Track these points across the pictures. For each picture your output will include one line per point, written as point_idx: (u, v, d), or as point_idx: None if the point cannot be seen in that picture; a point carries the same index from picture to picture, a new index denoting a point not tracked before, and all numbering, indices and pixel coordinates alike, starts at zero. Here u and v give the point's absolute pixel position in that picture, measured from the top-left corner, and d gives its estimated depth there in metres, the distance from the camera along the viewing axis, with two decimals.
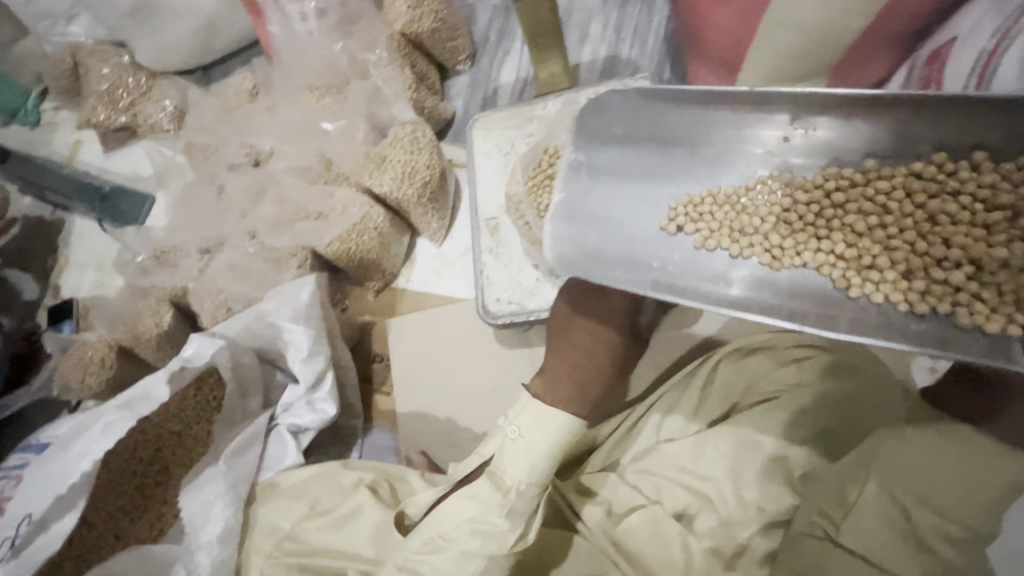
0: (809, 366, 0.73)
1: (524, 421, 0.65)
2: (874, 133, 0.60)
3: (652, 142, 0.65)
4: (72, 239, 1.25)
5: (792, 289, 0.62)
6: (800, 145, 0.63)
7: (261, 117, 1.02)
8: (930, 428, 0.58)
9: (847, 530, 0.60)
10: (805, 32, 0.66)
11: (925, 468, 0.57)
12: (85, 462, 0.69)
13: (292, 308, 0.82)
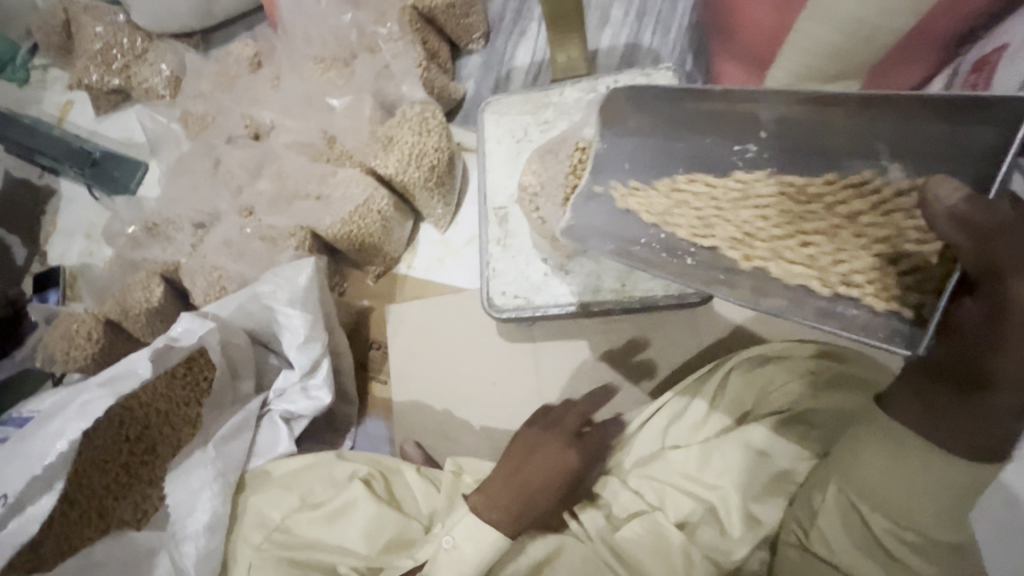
0: (823, 378, 0.71)
1: (459, 531, 0.64)
2: (844, 125, 0.52)
3: (667, 135, 0.61)
4: (59, 204, 1.20)
5: (758, 286, 0.50)
6: (786, 136, 0.56)
7: (264, 87, 0.97)
8: (884, 437, 0.55)
9: (816, 537, 0.60)
10: (844, 29, 0.63)
11: (890, 480, 0.54)
12: (62, 442, 0.65)
13: (288, 291, 0.79)
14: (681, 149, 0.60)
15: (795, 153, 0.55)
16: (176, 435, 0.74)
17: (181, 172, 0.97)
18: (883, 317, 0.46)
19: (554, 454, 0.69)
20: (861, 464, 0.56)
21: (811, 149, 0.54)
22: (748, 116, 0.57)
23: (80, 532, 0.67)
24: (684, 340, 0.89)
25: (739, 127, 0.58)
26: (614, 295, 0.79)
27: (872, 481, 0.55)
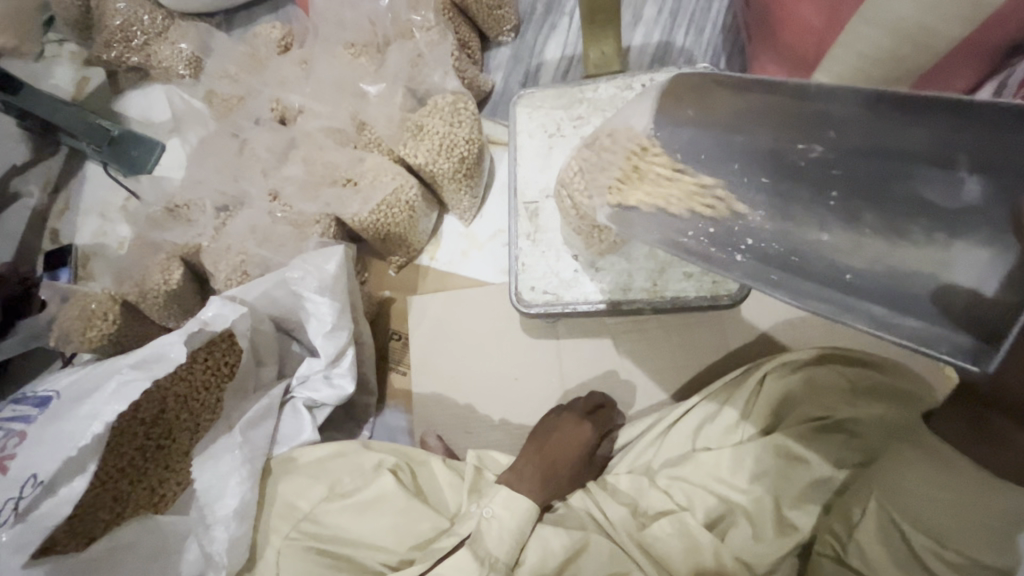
0: (865, 388, 0.72)
1: (497, 501, 0.69)
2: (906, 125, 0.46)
3: (720, 122, 0.55)
4: (73, 182, 1.18)
5: (806, 290, 0.44)
6: (861, 130, 0.48)
7: (293, 71, 0.96)
8: (925, 460, 0.57)
9: (855, 554, 0.62)
10: (896, 35, 0.63)
11: (929, 496, 0.56)
12: (96, 424, 0.64)
13: (317, 279, 0.78)
14: (743, 145, 0.53)
15: (865, 156, 0.48)
16: (197, 419, 0.71)
17: (205, 154, 0.96)
18: (949, 328, 0.39)
19: (572, 431, 0.79)
20: (906, 479, 0.58)
21: (873, 150, 0.47)
22: (816, 116, 0.51)
23: (93, 515, 0.64)
24: (709, 342, 0.89)
25: (800, 125, 0.51)
26: (645, 294, 0.79)
27: (916, 500, 0.57)
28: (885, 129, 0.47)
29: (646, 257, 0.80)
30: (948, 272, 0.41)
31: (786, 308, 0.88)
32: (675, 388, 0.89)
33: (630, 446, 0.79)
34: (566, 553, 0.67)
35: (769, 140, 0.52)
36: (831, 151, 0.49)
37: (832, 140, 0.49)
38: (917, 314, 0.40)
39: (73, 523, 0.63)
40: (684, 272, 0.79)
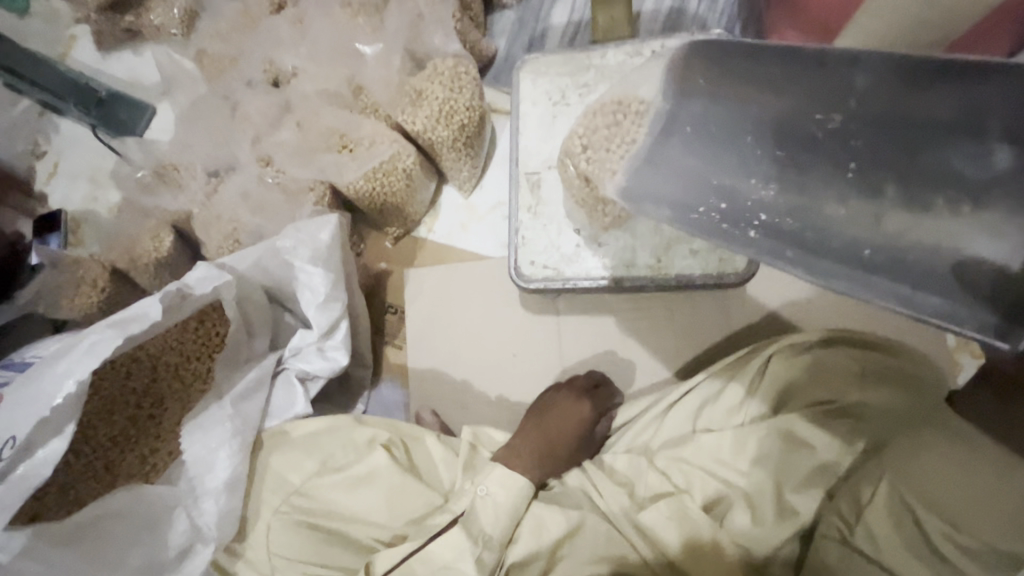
0: (876, 374, 0.69)
1: (494, 480, 0.68)
2: (914, 98, 0.46)
3: (736, 87, 0.54)
4: (61, 144, 1.14)
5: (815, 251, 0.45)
6: (880, 98, 0.47)
7: (287, 31, 0.91)
8: (947, 447, 0.61)
9: (863, 537, 0.61)
10: (928, 1, 0.59)
11: (944, 478, 0.59)
12: (73, 383, 0.61)
13: (310, 248, 0.76)
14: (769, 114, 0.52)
15: (897, 125, 0.46)
16: (185, 391, 0.71)
17: (196, 116, 0.92)
18: (969, 306, 0.40)
19: (568, 407, 0.77)
20: (924, 464, 0.61)
21: (901, 121, 0.46)
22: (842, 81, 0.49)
23: (86, 484, 0.65)
24: (712, 321, 0.87)
25: (827, 93, 0.49)
26: (648, 271, 0.77)
27: (932, 484, 0.60)
28: (910, 98, 0.46)
29: (652, 233, 0.77)
30: (971, 244, 0.41)
31: (794, 289, 0.86)
32: (676, 368, 0.87)
33: (629, 425, 0.78)
34: (561, 533, 0.66)
35: (794, 107, 0.51)
36: (858, 121, 0.48)
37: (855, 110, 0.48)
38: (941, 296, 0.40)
39: (66, 491, 0.64)
40: (690, 250, 0.76)
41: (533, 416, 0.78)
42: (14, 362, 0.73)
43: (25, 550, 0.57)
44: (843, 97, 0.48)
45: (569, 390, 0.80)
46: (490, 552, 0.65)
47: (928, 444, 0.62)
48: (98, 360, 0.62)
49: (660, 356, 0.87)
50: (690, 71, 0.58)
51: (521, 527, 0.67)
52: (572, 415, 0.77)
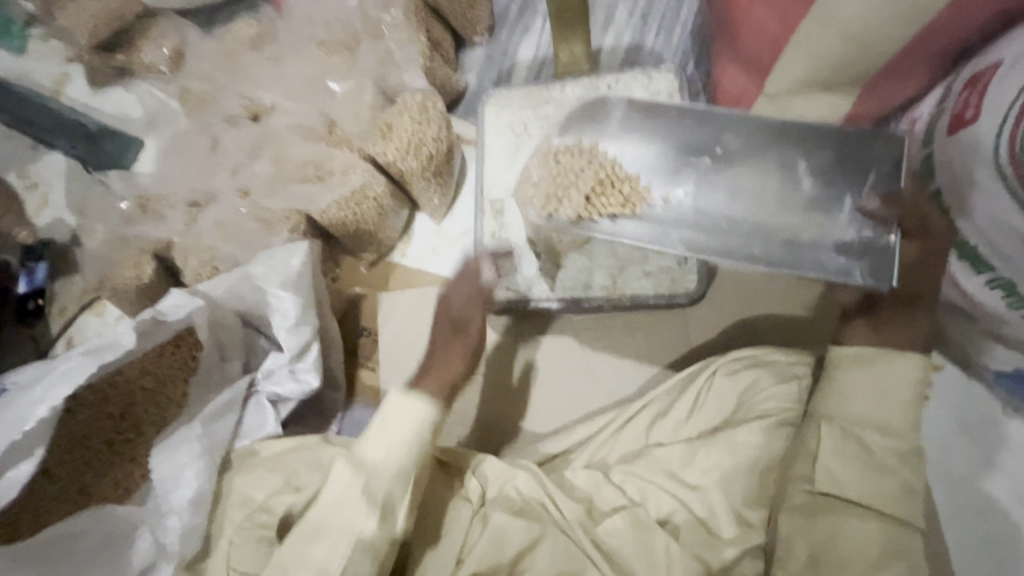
0: (805, 385, 0.72)
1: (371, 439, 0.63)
2: (747, 144, 0.69)
3: (641, 144, 0.73)
4: (51, 178, 1.19)
5: (720, 250, 0.65)
6: (742, 148, 0.70)
7: (264, 67, 0.96)
8: (843, 366, 0.62)
9: (823, 477, 0.59)
10: (844, 40, 0.65)
11: (868, 395, 0.61)
12: (44, 408, 0.63)
13: (281, 275, 0.79)
14: (664, 148, 0.72)
15: (747, 156, 0.69)
16: (162, 415, 0.73)
17: (178, 149, 0.97)
18: (858, 263, 0.62)
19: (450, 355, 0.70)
20: (856, 392, 0.61)
21: (760, 162, 0.69)
22: (718, 136, 0.70)
23: (56, 510, 0.64)
24: (672, 339, 0.90)
25: (704, 138, 0.71)
26: (604, 291, 0.80)
27: (861, 404, 0.60)
28: (767, 155, 0.69)
29: (608, 255, 0.80)
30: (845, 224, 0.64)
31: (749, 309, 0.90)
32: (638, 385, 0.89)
33: (590, 441, 0.78)
34: (521, 546, 0.68)
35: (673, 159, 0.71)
36: (723, 153, 0.70)
37: (728, 153, 0.70)
38: (828, 253, 0.63)
39: (35, 517, 0.62)
40: (643, 271, 0.80)
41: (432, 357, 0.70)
42: None
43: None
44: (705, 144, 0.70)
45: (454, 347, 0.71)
46: None
47: (857, 370, 0.61)
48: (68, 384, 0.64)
49: (624, 379, 0.89)
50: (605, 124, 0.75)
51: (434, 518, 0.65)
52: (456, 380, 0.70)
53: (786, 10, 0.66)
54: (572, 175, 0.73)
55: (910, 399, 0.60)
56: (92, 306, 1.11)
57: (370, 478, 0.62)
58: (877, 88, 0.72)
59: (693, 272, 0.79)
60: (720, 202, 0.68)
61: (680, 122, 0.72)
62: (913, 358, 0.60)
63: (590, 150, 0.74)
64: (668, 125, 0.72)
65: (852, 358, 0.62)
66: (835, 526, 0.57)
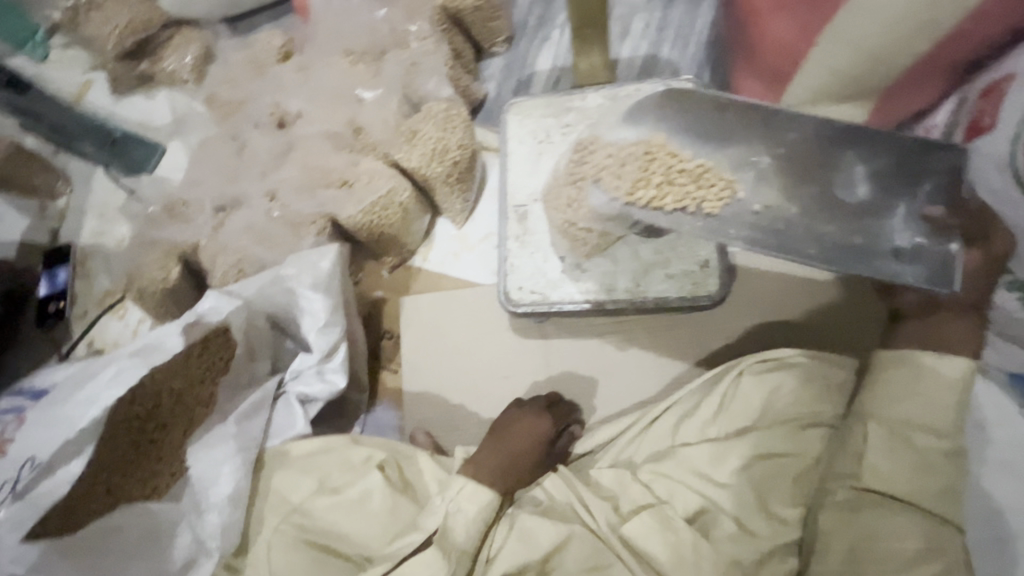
0: (836, 387, 0.74)
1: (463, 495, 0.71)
2: (795, 140, 0.66)
3: (683, 135, 0.69)
4: (75, 182, 1.21)
5: (773, 245, 0.61)
6: (789, 143, 0.66)
7: (292, 76, 0.98)
8: (891, 370, 0.67)
9: (869, 473, 0.63)
10: (862, 54, 0.67)
11: (913, 398, 0.65)
12: (93, 408, 0.68)
13: (312, 275, 0.81)
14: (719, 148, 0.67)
15: (805, 159, 0.65)
16: (188, 415, 0.75)
17: (206, 155, 0.99)
18: (917, 264, 0.59)
19: (527, 425, 0.81)
20: (900, 395, 0.65)
21: (811, 157, 0.65)
22: (779, 137, 0.66)
23: (85, 508, 0.66)
24: (690, 340, 0.92)
25: (764, 139, 0.66)
26: (628, 294, 0.82)
27: (906, 405, 0.65)
28: (816, 151, 0.65)
29: (631, 259, 0.82)
30: (903, 225, 0.60)
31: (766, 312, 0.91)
32: (657, 387, 0.91)
33: (616, 440, 0.80)
34: (550, 545, 0.68)
35: (720, 153, 0.67)
36: (771, 147, 0.66)
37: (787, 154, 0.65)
38: (882, 258, 0.60)
39: (66, 515, 0.65)
40: (666, 274, 0.81)
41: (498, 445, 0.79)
42: (20, 389, 0.76)
43: (40, 563, 0.61)
44: (753, 139, 0.67)
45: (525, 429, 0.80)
46: (465, 564, 0.69)
47: (904, 375, 0.66)
48: (113, 385, 0.70)
49: (644, 381, 0.92)
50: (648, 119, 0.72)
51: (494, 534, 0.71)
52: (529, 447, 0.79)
53: (805, 24, 0.69)
54: (632, 168, 0.68)
55: (955, 402, 0.64)
56: (114, 309, 1.12)
57: (418, 547, 0.69)
58: (891, 99, 0.74)
59: (715, 274, 0.81)
60: (777, 204, 0.63)
61: (740, 120, 0.67)
62: (953, 362, 0.65)
63: (647, 147, 0.69)
64: (711, 119, 0.69)
65: (898, 361, 0.67)
66: (877, 519, 0.61)
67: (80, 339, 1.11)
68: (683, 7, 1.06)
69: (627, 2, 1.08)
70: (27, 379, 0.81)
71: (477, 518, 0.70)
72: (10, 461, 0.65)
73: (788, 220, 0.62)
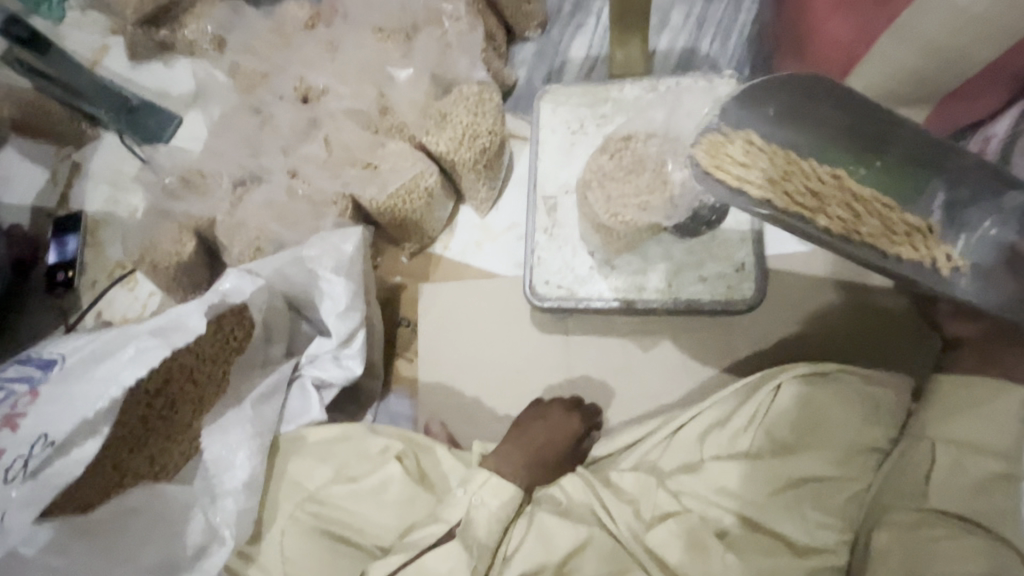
0: (876, 407, 0.71)
1: (487, 490, 0.69)
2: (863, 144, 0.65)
3: (757, 116, 0.64)
4: (88, 148, 1.18)
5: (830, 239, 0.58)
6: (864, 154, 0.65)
7: (320, 51, 0.95)
8: (950, 393, 0.66)
9: (930, 492, 0.62)
10: (926, 54, 0.65)
11: (977, 418, 0.63)
12: (115, 389, 0.62)
13: (334, 258, 0.78)
14: (799, 140, 0.65)
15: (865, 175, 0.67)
16: (200, 395, 0.71)
17: (227, 128, 0.95)
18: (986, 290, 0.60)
19: (560, 420, 0.81)
20: (965, 417, 0.64)
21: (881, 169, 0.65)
22: (856, 135, 0.64)
23: (89, 482, 0.63)
24: (717, 344, 0.90)
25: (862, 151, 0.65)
26: (659, 295, 0.79)
27: (971, 426, 0.63)
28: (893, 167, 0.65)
29: (663, 258, 0.80)
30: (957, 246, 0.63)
31: (796, 321, 0.90)
32: (678, 391, 0.89)
33: (641, 443, 0.78)
34: (570, 547, 0.66)
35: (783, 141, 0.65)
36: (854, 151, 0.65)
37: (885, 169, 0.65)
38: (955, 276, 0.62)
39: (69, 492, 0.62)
40: (699, 276, 0.79)
41: (523, 440, 0.78)
42: (30, 356, 0.71)
43: (54, 545, 0.58)
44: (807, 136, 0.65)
45: (560, 428, 0.80)
46: (484, 561, 0.67)
47: (953, 391, 0.66)
48: (137, 365, 0.64)
49: (668, 384, 0.90)
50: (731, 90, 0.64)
51: (513, 532, 0.69)
52: (558, 444, 0.79)
53: (865, 20, 0.67)
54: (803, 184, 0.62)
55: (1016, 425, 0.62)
56: (124, 281, 1.09)
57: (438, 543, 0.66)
58: (946, 107, 0.72)
59: (751, 278, 0.78)
60: (829, 199, 0.62)
61: (833, 123, 0.65)
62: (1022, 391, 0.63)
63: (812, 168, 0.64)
64: (784, 104, 0.64)
65: (958, 383, 0.66)
66: (934, 544, 0.58)
67: (87, 309, 1.08)
68: (725, 0, 1.03)
69: None
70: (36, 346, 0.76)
71: (500, 506, 0.69)
72: (22, 436, 0.59)
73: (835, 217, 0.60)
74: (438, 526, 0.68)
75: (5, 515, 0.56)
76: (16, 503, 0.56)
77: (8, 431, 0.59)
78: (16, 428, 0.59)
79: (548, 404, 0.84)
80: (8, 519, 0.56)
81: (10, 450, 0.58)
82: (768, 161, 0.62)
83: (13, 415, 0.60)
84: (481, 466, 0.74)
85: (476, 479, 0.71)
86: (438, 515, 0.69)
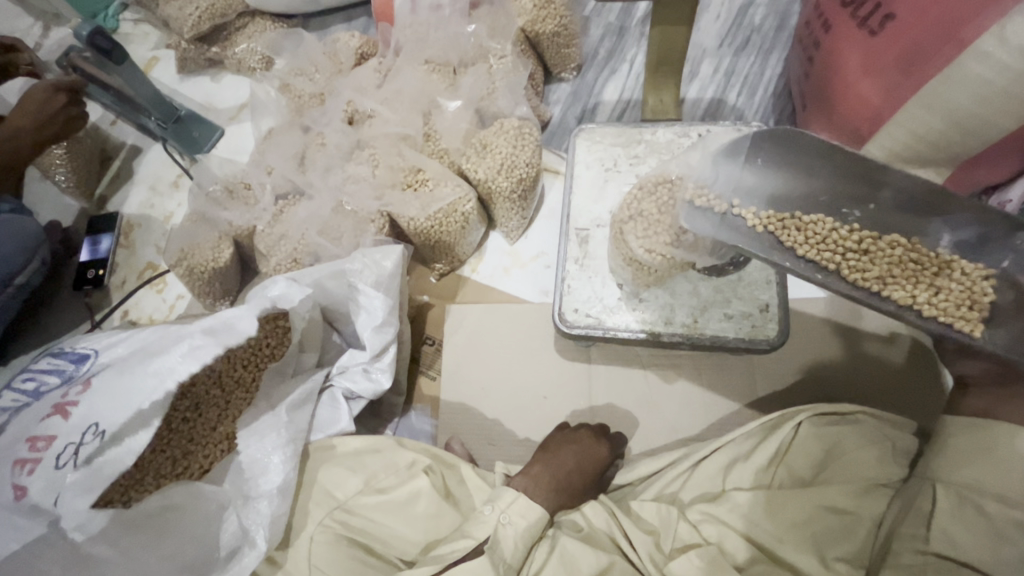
0: (899, 450, 0.73)
1: (515, 509, 0.71)
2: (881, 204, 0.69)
3: (789, 175, 0.71)
4: (130, 153, 1.22)
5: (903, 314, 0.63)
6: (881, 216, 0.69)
7: (371, 79, 1.01)
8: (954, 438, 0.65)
9: (937, 538, 0.61)
10: (949, 121, 0.70)
11: (978, 464, 0.62)
12: (168, 384, 0.65)
13: (375, 274, 0.81)
14: (814, 201, 0.70)
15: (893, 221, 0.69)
16: (227, 399, 0.73)
17: (275, 143, 1.00)
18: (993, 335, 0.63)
19: (589, 446, 0.82)
20: (967, 461, 0.63)
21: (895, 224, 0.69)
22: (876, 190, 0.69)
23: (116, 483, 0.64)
24: (734, 382, 0.93)
25: (855, 190, 0.69)
26: (684, 329, 0.82)
27: (977, 470, 0.62)
28: (901, 221, 0.68)
29: (690, 294, 0.83)
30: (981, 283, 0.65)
31: (813, 364, 0.92)
32: (697, 426, 0.91)
33: (661, 475, 0.79)
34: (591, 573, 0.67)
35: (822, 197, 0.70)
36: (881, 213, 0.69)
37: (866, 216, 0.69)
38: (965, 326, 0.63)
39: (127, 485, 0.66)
40: (725, 313, 0.82)
41: (552, 462, 0.79)
42: (64, 350, 0.74)
43: (102, 532, 0.61)
44: (834, 195, 0.70)
45: (589, 452, 0.82)
46: None
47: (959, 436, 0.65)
48: (190, 362, 0.67)
49: (688, 417, 0.91)
50: (770, 154, 0.71)
51: (535, 553, 0.70)
52: (584, 469, 0.80)
53: (891, 86, 0.73)
54: (856, 253, 0.67)
55: None
56: (153, 283, 1.11)
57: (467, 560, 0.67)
58: (968, 170, 0.77)
59: (774, 318, 0.81)
60: (895, 258, 0.67)
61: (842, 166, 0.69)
62: None
63: (851, 228, 0.68)
64: (813, 162, 0.70)
65: (963, 426, 0.65)
66: None
67: (114, 309, 1.10)
68: (753, 57, 1.09)
69: (698, 46, 1.11)
70: (72, 338, 0.79)
71: (529, 526, 0.71)
72: (73, 424, 0.62)
73: (899, 297, 0.64)
74: (467, 539, 0.69)
75: (58, 500, 0.59)
76: (70, 488, 0.60)
77: (61, 418, 0.63)
78: (67, 417, 0.63)
79: (579, 429, 0.85)
80: (61, 504, 0.59)
81: (62, 436, 0.61)
82: (827, 231, 0.68)
83: (65, 403, 0.64)
84: (508, 485, 0.76)
85: (505, 497, 0.72)
86: (468, 533, 0.70)
